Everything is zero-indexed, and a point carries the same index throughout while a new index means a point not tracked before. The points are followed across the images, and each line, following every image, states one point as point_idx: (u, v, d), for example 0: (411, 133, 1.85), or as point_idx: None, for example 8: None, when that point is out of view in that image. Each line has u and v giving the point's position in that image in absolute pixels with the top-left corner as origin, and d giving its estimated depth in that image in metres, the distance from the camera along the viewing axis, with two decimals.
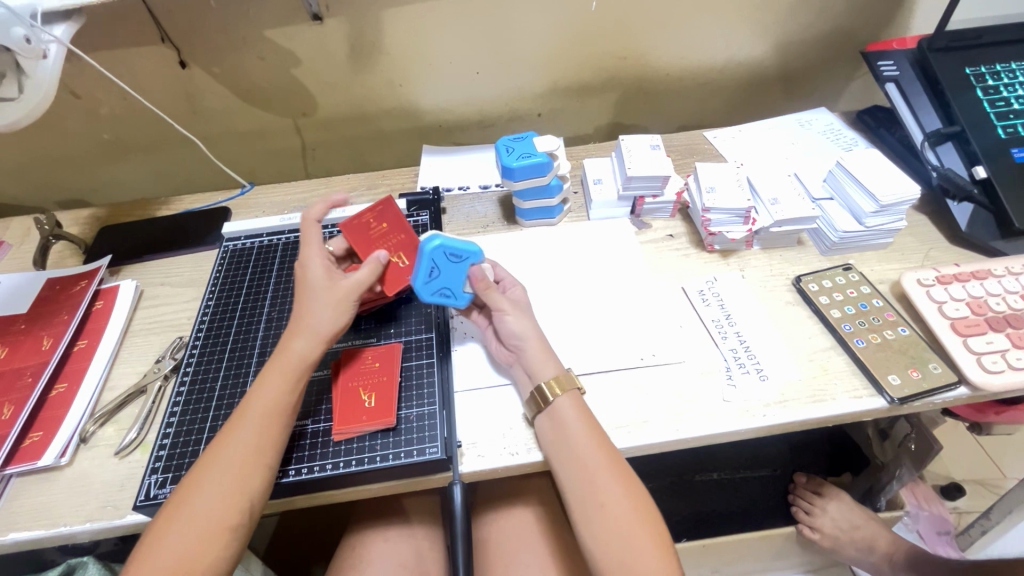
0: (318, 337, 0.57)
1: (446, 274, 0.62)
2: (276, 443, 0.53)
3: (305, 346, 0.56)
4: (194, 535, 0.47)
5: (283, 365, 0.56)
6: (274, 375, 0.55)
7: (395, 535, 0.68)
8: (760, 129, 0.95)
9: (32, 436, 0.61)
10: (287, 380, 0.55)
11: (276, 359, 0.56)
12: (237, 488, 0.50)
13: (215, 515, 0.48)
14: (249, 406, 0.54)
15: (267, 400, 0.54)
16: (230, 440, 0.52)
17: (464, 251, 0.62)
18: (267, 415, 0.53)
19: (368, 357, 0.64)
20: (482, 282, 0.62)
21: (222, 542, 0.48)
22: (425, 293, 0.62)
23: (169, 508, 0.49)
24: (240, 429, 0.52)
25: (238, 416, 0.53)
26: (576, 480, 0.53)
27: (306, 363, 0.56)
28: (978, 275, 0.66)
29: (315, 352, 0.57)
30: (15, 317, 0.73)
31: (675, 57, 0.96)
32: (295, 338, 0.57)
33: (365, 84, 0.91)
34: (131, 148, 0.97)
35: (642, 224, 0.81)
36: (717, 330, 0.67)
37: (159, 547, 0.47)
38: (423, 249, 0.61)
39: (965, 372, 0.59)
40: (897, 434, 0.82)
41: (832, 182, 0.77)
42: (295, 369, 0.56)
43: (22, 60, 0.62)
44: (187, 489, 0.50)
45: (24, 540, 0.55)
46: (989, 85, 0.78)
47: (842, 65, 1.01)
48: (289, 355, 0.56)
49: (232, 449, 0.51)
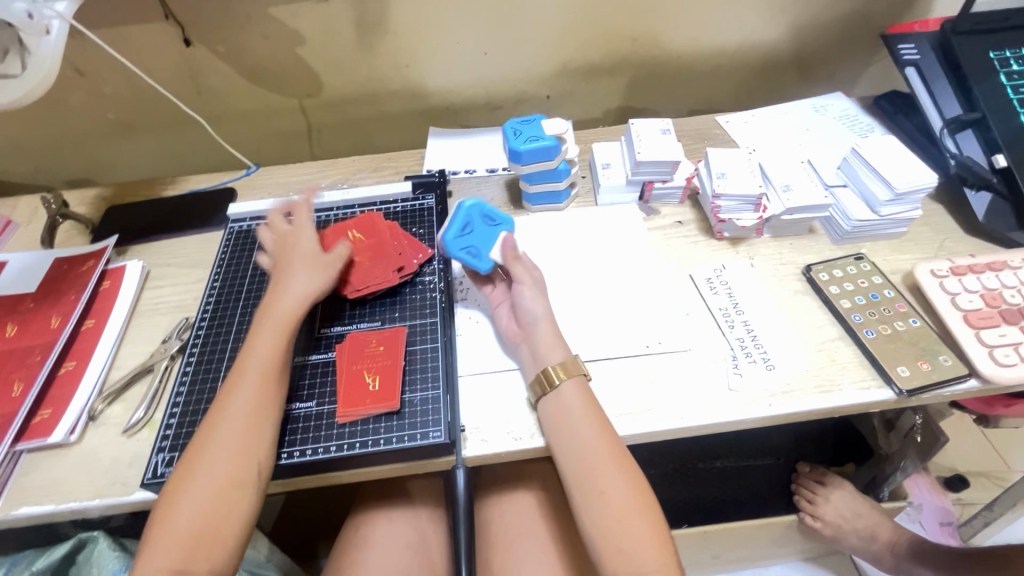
0: (304, 293, 0.60)
1: (478, 233, 0.68)
2: (275, 396, 0.54)
3: (291, 300, 0.59)
4: (210, 490, 0.48)
5: (273, 322, 0.58)
6: (267, 331, 0.57)
7: (398, 517, 0.69)
8: (774, 114, 0.93)
9: (41, 413, 0.62)
10: (278, 334, 0.57)
11: (265, 318, 0.58)
12: (242, 443, 0.50)
13: (229, 468, 0.49)
14: (244, 369, 0.55)
15: (263, 357, 0.55)
16: (231, 401, 0.53)
17: (498, 217, 0.69)
18: (262, 372, 0.54)
19: (373, 341, 0.64)
20: (511, 250, 0.65)
21: (240, 494, 0.49)
22: (453, 247, 0.66)
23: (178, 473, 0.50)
24: (238, 386, 0.53)
25: (236, 378, 0.54)
26: (576, 466, 0.53)
27: (295, 318, 0.58)
28: (993, 267, 0.65)
29: (303, 304, 0.59)
30: (23, 295, 0.73)
31: (687, 38, 0.93)
32: (280, 294, 0.60)
33: (371, 64, 0.90)
34: (137, 127, 0.97)
35: (651, 210, 0.80)
36: (724, 318, 0.66)
37: (177, 510, 0.47)
38: (461, 207, 0.69)
39: (977, 365, 0.59)
40: (903, 426, 0.82)
41: (846, 168, 0.75)
42: (286, 323, 0.57)
43: (25, 36, 0.61)
44: (194, 453, 0.50)
45: (36, 514, 0.56)
46: (1014, 71, 0.76)
47: (860, 49, 0.98)
48: (277, 313, 0.58)
49: (235, 407, 0.52)
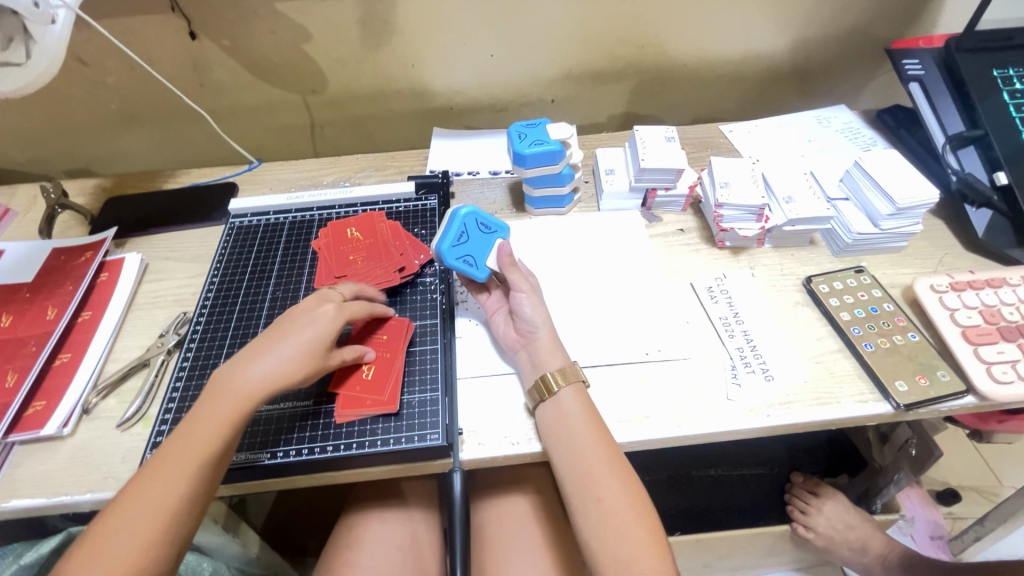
0: (269, 379, 0.53)
1: (474, 241, 0.66)
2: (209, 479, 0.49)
3: (250, 381, 0.53)
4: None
5: (225, 398, 0.52)
6: (219, 406, 0.51)
7: (389, 518, 0.68)
8: (777, 125, 0.94)
9: (35, 405, 0.62)
10: (224, 422, 0.51)
11: (219, 394, 0.52)
12: (156, 534, 0.45)
13: (130, 555, 0.44)
14: (183, 446, 0.49)
15: (200, 443, 0.49)
16: (165, 469, 0.48)
17: (493, 225, 0.68)
18: (198, 457, 0.49)
19: (378, 331, 0.64)
20: (506, 257, 0.65)
21: None
22: (449, 257, 0.64)
23: (80, 553, 0.44)
24: (172, 462, 0.48)
25: (160, 461, 0.48)
26: (575, 473, 0.53)
27: (250, 404, 0.52)
28: (992, 283, 0.65)
29: (259, 392, 0.52)
30: (20, 285, 0.72)
31: (693, 47, 0.94)
32: (244, 370, 0.53)
33: (377, 62, 0.90)
34: (138, 118, 0.96)
35: (653, 217, 0.80)
36: (723, 328, 0.67)
37: None
38: (455, 215, 0.66)
39: (975, 382, 0.59)
40: (897, 439, 0.83)
41: (848, 182, 0.75)
42: (238, 406, 0.52)
43: (30, 25, 0.59)
44: (105, 526, 0.45)
45: (26, 507, 0.55)
46: (1017, 89, 0.76)
47: (864, 63, 0.99)
48: (233, 395, 0.52)
49: (155, 494, 0.47)
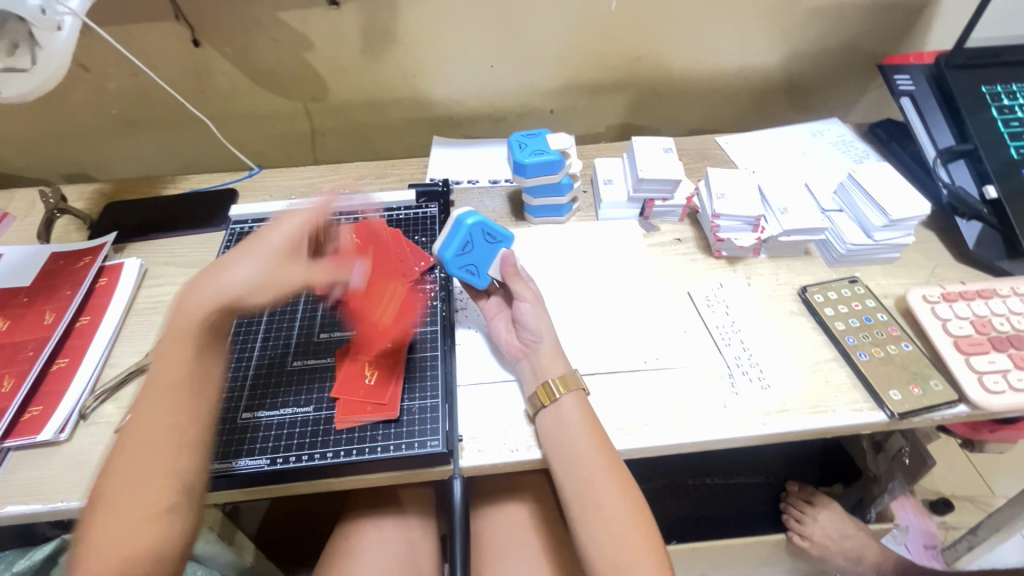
0: (223, 292, 0.50)
1: (477, 251, 0.65)
2: (190, 411, 0.48)
3: (201, 305, 0.49)
4: (123, 521, 0.43)
5: (180, 325, 0.49)
6: (174, 339, 0.49)
7: (387, 525, 0.68)
8: (771, 137, 0.95)
9: (31, 410, 0.61)
10: (185, 346, 0.49)
11: (173, 322, 0.50)
12: (161, 471, 0.45)
13: (143, 498, 0.44)
14: (154, 386, 0.48)
15: (170, 372, 0.48)
16: (141, 415, 0.47)
17: (499, 234, 0.66)
18: (170, 392, 0.47)
19: (377, 333, 0.65)
20: (511, 267, 0.65)
21: (161, 525, 0.44)
22: (452, 266, 0.65)
23: (94, 508, 0.44)
24: (144, 408, 0.47)
25: (139, 399, 0.47)
26: (575, 480, 0.54)
27: (203, 324, 0.49)
28: (983, 294, 0.67)
29: (213, 309, 0.49)
30: (17, 289, 0.72)
31: (689, 61, 0.95)
32: (197, 290, 0.50)
33: (378, 72, 0.91)
34: (139, 124, 0.96)
35: (651, 226, 0.81)
36: (721, 336, 0.67)
37: (93, 541, 0.42)
38: (460, 223, 0.65)
39: (967, 391, 0.60)
40: (891, 447, 0.84)
41: (842, 193, 0.77)
42: (191, 332, 0.49)
43: (36, 32, 0.60)
44: (106, 481, 0.45)
45: (20, 513, 0.55)
46: (1005, 105, 0.78)
47: (856, 77, 1.01)
48: (187, 316, 0.49)
49: (142, 432, 0.46)
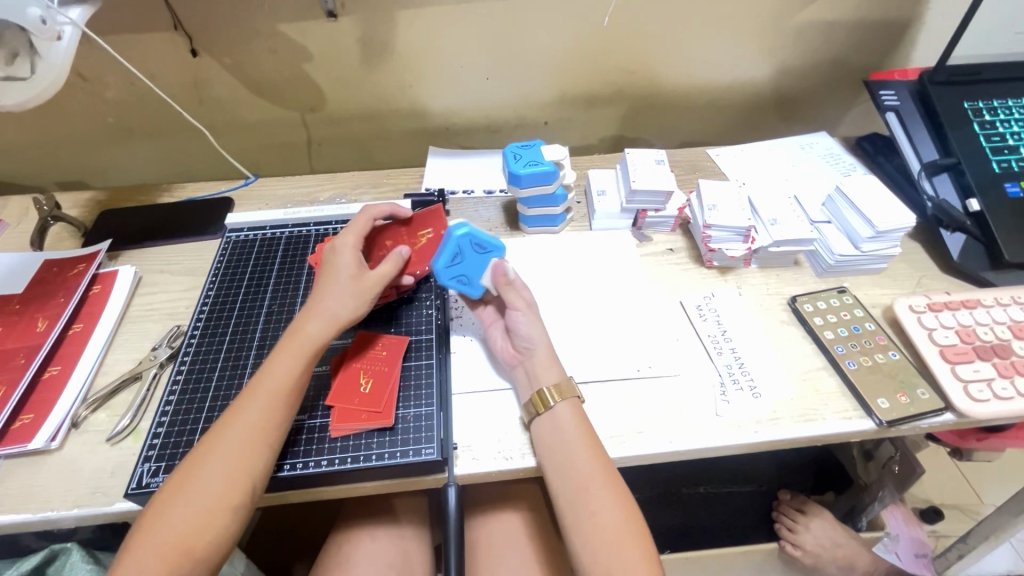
0: (333, 321, 0.59)
1: (466, 262, 0.66)
2: (283, 420, 0.54)
3: (313, 328, 0.58)
4: (194, 510, 0.48)
5: (294, 344, 0.57)
6: (287, 352, 0.57)
7: (380, 534, 0.68)
8: (761, 149, 0.97)
9: (23, 418, 0.61)
10: (295, 362, 0.56)
11: (290, 340, 0.58)
12: (240, 470, 0.50)
13: (219, 492, 0.49)
14: (260, 389, 0.54)
15: (275, 382, 0.55)
16: (242, 411, 0.53)
17: (489, 244, 0.66)
18: (275, 399, 0.54)
19: (378, 345, 0.65)
20: (502, 277, 0.66)
21: (223, 520, 0.48)
22: (443, 276, 0.66)
23: (168, 490, 0.49)
24: (247, 407, 0.53)
25: (245, 396, 0.54)
26: (568, 488, 0.54)
27: (316, 347, 0.57)
28: (968, 304, 0.68)
29: (322, 331, 0.58)
30: (10, 296, 0.72)
31: (681, 74, 0.97)
32: (308, 316, 0.59)
33: (375, 83, 0.92)
34: (136, 132, 0.97)
35: (643, 237, 0.82)
36: (712, 345, 0.68)
37: (160, 523, 0.47)
38: (449, 235, 0.65)
39: (952, 399, 0.61)
40: (882, 456, 0.87)
41: (830, 205, 0.78)
42: (305, 350, 0.57)
43: (37, 41, 0.60)
44: (190, 465, 0.50)
45: (8, 523, 0.54)
46: (986, 120, 0.81)
47: (843, 92, 1.03)
48: (304, 336, 0.58)
49: (239, 427, 0.52)
